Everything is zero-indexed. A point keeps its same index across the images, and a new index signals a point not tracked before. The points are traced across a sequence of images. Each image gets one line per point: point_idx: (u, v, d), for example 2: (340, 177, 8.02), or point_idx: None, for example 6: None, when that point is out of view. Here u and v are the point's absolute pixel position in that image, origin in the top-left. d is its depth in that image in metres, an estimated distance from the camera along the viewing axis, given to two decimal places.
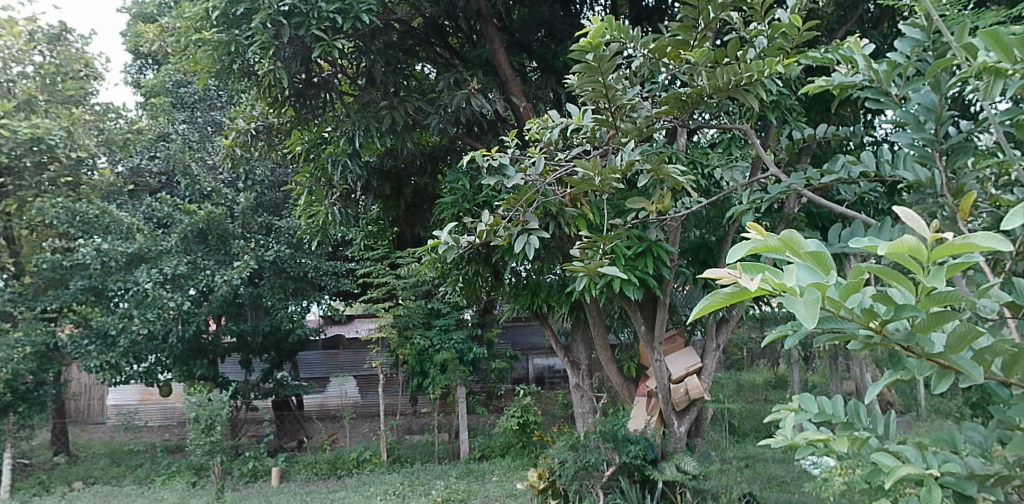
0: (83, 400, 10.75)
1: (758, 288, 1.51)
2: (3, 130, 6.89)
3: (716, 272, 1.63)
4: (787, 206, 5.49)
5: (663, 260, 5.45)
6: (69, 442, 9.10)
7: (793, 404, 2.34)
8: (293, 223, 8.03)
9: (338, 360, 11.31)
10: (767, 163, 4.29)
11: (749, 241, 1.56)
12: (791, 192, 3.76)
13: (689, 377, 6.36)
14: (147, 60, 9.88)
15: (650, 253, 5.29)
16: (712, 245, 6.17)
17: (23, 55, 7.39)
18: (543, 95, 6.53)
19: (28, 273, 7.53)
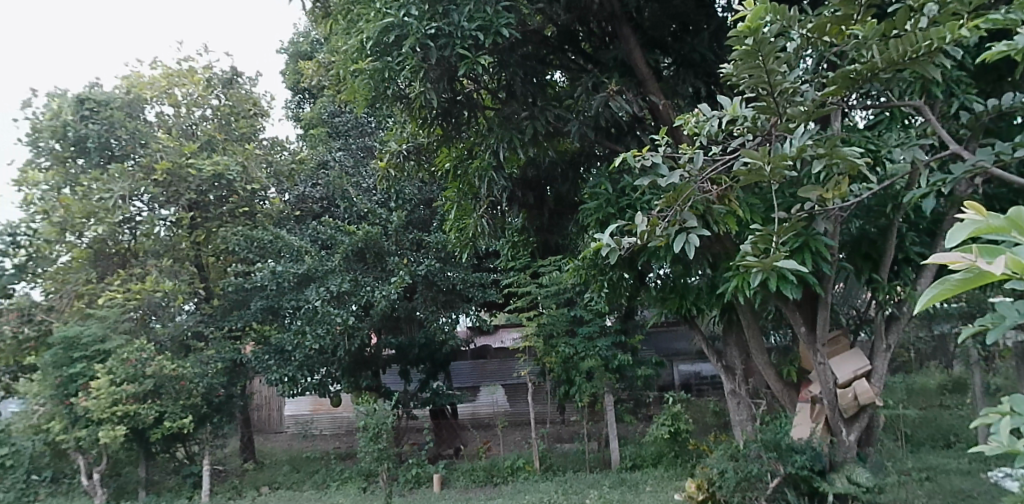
0: (264, 411, 11.76)
1: (1003, 272, 1.20)
2: (192, 170, 7.72)
3: (938, 258, 1.33)
4: (956, 188, 4.82)
5: (823, 255, 4.70)
6: (256, 449, 9.96)
7: (1002, 407, 1.91)
8: (442, 238, 8.25)
9: (488, 368, 11.55)
10: (944, 136, 3.87)
11: (970, 221, 1.29)
12: (977, 170, 3.27)
13: (859, 380, 5.69)
14: (305, 95, 10.63)
15: (807, 246, 4.60)
16: (875, 236, 5.39)
17: (202, 100, 8.28)
18: (681, 90, 6.35)
19: (218, 295, 8.38)
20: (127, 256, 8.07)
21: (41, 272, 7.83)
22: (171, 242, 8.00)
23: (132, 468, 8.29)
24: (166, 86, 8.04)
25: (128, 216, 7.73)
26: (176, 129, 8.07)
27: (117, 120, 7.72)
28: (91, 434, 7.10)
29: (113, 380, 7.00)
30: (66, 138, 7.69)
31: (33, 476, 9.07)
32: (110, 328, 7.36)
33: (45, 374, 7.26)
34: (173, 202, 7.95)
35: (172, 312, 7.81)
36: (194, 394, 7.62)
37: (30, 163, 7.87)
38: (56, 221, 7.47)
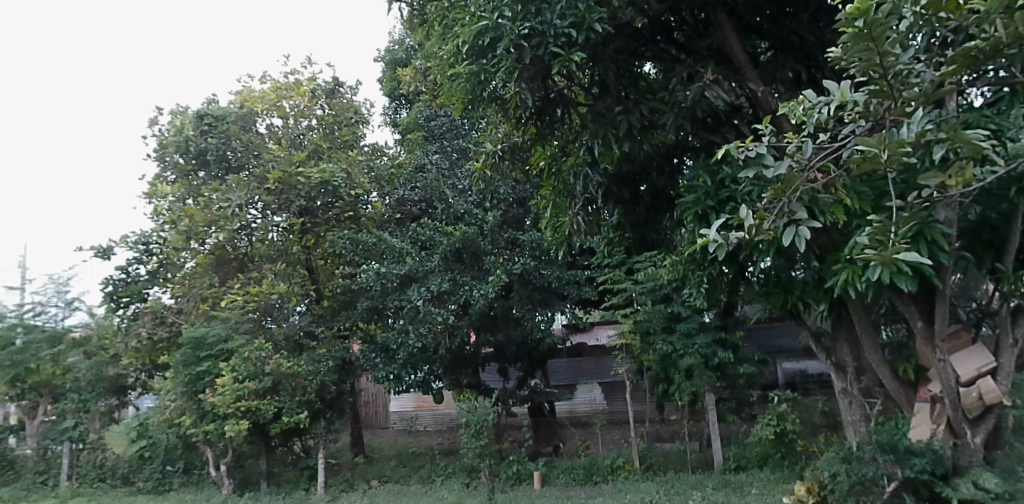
0: (372, 407, 12.24)
1: None
2: (301, 178, 8.12)
3: None
4: None
5: (940, 244, 4.21)
6: (365, 444, 10.38)
7: None
8: (537, 237, 8.38)
9: (583, 367, 11.64)
10: None
11: None
12: None
13: (983, 380, 5.10)
14: (402, 101, 10.94)
15: (921, 235, 4.14)
16: (998, 222, 4.92)
17: (309, 110, 8.69)
18: (780, 76, 6.07)
19: (328, 296, 8.72)
20: (244, 260, 8.52)
21: (172, 277, 8.61)
22: (284, 246, 8.42)
23: (254, 460, 8.82)
24: (274, 99, 8.53)
25: (245, 223, 8.16)
26: (285, 140, 8.52)
27: (233, 133, 8.26)
28: (220, 428, 7.68)
29: (237, 378, 7.53)
30: (188, 151, 8.31)
31: (169, 466, 9.91)
32: (233, 329, 7.95)
33: (177, 373, 7.91)
34: (285, 209, 8.32)
35: (287, 313, 8.20)
36: (309, 390, 7.96)
37: (160, 178, 8.57)
38: (183, 229, 8.02)
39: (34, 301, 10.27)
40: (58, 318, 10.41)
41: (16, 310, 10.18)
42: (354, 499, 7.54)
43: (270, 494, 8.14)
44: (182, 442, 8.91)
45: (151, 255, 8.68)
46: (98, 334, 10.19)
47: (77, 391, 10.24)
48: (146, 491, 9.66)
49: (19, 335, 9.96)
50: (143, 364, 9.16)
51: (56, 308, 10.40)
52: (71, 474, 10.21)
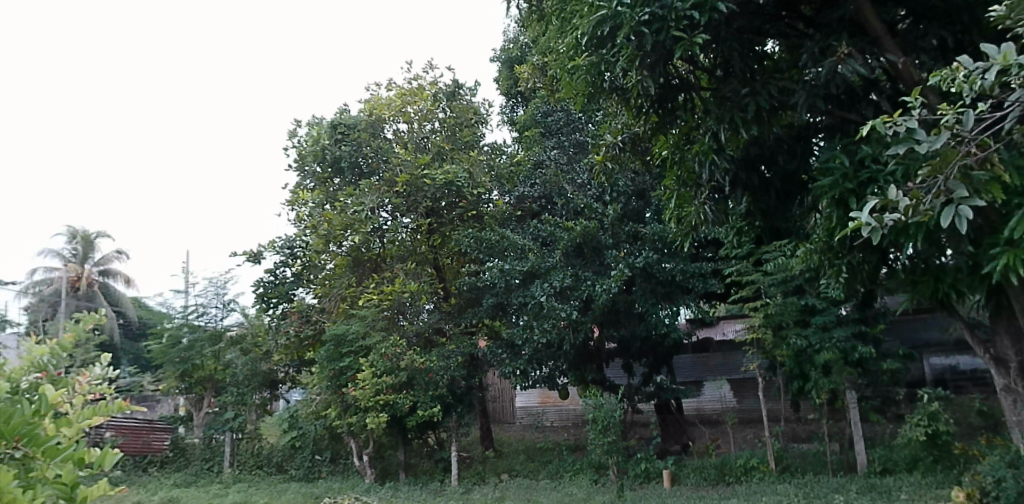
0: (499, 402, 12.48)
1: None
2: (427, 180, 8.37)
3: None
4: None
5: None
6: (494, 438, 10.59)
7: None
8: (659, 229, 8.20)
9: (711, 363, 11.00)
10: None
11: None
12: None
13: None
14: (518, 99, 11.02)
15: None
16: None
17: (431, 114, 8.97)
18: (922, 45, 5.53)
19: (455, 293, 9.01)
20: (377, 261, 8.90)
21: (314, 278, 9.23)
22: (413, 246, 8.72)
23: (392, 450, 9.36)
24: (400, 105, 8.83)
25: (377, 225, 8.52)
26: (411, 144, 8.84)
27: (364, 140, 8.76)
28: (363, 419, 8.23)
29: (375, 372, 7.94)
30: (324, 160, 8.84)
31: (317, 456, 10.57)
32: (370, 326, 8.25)
33: (322, 367, 8.44)
34: (412, 211, 8.65)
35: (418, 310, 8.50)
36: (441, 385, 8.28)
37: (300, 186, 9.22)
38: (323, 233, 8.52)
39: (197, 303, 11.51)
40: (218, 319, 11.55)
41: (182, 312, 11.51)
42: (486, 491, 7.69)
43: (408, 484, 8.53)
44: (328, 433, 9.51)
45: (296, 258, 9.36)
46: (252, 332, 11.06)
47: (235, 384, 11.04)
48: (298, 478, 10.37)
49: (186, 334, 11.28)
50: (290, 359, 9.85)
51: (216, 309, 11.53)
52: (233, 461, 11.16)
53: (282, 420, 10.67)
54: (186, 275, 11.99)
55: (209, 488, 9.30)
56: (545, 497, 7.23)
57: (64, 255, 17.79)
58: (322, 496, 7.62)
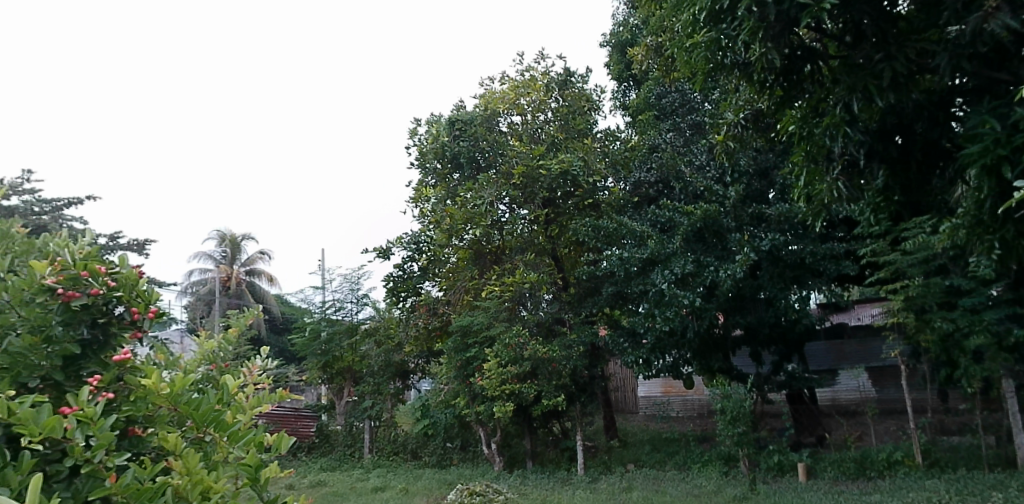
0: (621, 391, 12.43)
1: None
2: (543, 170, 8.37)
3: None
4: None
5: None
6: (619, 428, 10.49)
7: None
8: (785, 209, 7.79)
9: (845, 350, 10.48)
10: None
11: None
12: None
13: None
14: (628, 83, 10.81)
15: None
16: None
17: (544, 105, 9.01)
18: None
19: (574, 283, 9.04)
20: (498, 253, 9.08)
21: (439, 272, 9.43)
22: (531, 237, 8.77)
23: (519, 439, 9.63)
24: (514, 98, 8.95)
25: (497, 218, 8.61)
26: (526, 136, 8.89)
27: (480, 135, 8.84)
28: (493, 406, 8.52)
29: (501, 362, 8.20)
30: (444, 156, 9.06)
31: (448, 443, 10.92)
32: (493, 317, 8.56)
33: (450, 357, 8.96)
34: (530, 202, 8.66)
35: (538, 300, 8.67)
36: (563, 375, 8.35)
37: (422, 183, 9.44)
38: (446, 228, 8.73)
39: (333, 298, 12.07)
40: (353, 313, 12.03)
41: (321, 307, 12.15)
42: (613, 481, 7.63)
43: (536, 472, 8.65)
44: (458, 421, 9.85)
45: (422, 252, 9.27)
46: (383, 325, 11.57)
47: (371, 374, 11.69)
48: (432, 465, 10.79)
49: (325, 327, 12.03)
50: (420, 350, 10.26)
51: (350, 303, 12.03)
52: (373, 447, 11.80)
53: (414, 409, 11.11)
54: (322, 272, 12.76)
55: (352, 473, 9.89)
56: (673, 489, 7.06)
57: (215, 258, 19.50)
58: (455, 482, 7.89)
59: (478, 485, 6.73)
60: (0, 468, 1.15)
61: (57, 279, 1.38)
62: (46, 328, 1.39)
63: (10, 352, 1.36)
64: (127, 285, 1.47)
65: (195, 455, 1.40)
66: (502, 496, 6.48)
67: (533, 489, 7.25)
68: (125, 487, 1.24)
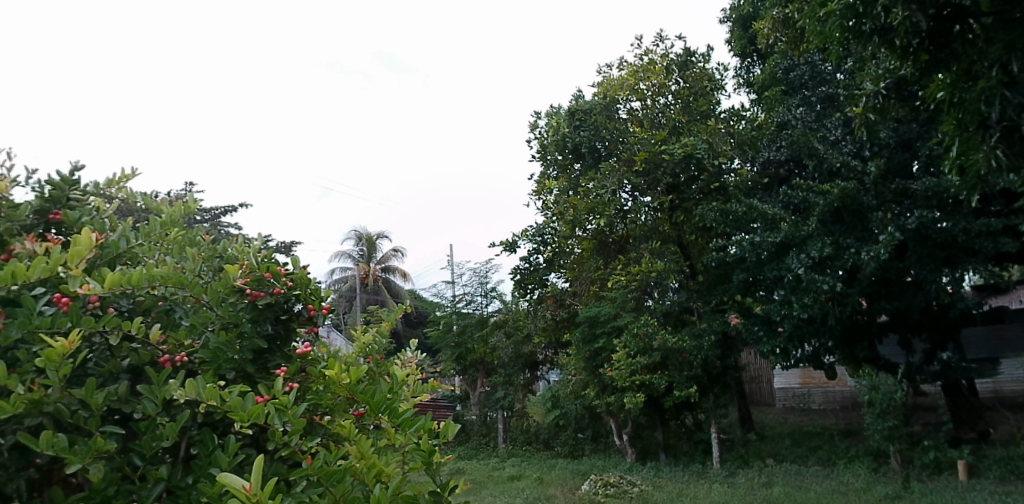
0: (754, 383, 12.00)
1: None
2: (665, 155, 8.10)
3: None
4: None
5: None
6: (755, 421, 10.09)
7: None
8: (933, 183, 7.14)
9: (1007, 337, 9.40)
10: None
11: None
12: None
13: None
14: (753, 58, 10.31)
15: None
16: None
17: (664, 88, 8.76)
18: None
19: (702, 271, 8.77)
20: (623, 242, 8.91)
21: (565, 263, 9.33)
22: (655, 225, 8.57)
23: (651, 431, 9.59)
24: (633, 83, 8.75)
25: (620, 207, 8.40)
26: (647, 121, 8.67)
27: (601, 123, 8.66)
28: (624, 397, 8.49)
29: (631, 352, 8.16)
30: (566, 148, 8.89)
31: (579, 434, 10.98)
32: (621, 307, 8.64)
33: (580, 348, 9.13)
34: (653, 189, 8.47)
35: (664, 289, 8.47)
36: (695, 365, 8.18)
37: (544, 176, 9.36)
38: (569, 220, 8.62)
39: (464, 292, 12.45)
40: (482, 306, 12.38)
41: (451, 301, 12.53)
42: (752, 476, 7.33)
43: (670, 465, 8.51)
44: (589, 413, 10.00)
45: (546, 244, 9.09)
46: (512, 317, 11.76)
47: (502, 366, 11.99)
48: (565, 455, 10.89)
49: (456, 321, 12.43)
50: (549, 341, 10.35)
51: (480, 297, 12.36)
52: (507, 437, 12.06)
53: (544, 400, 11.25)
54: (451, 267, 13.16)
55: (488, 462, 10.18)
56: (817, 485, 6.69)
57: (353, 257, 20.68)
58: (588, 473, 7.89)
59: (611, 476, 6.79)
60: (209, 452, 1.24)
61: (244, 281, 1.50)
62: (238, 325, 1.49)
63: (210, 347, 1.43)
64: (304, 285, 1.57)
65: (367, 440, 1.47)
66: (636, 489, 6.49)
67: (668, 481, 7.12)
68: (318, 468, 1.31)
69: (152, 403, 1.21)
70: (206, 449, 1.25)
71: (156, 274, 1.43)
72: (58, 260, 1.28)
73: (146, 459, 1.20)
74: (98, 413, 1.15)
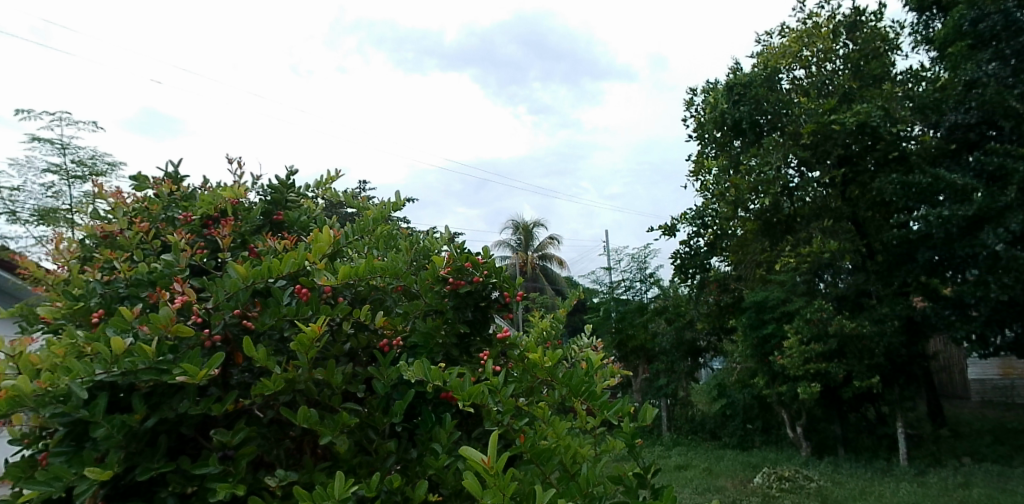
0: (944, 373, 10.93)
1: None
2: (835, 125, 7.50)
3: None
4: None
5: None
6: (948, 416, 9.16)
7: None
8: None
9: None
10: None
11: None
12: None
13: None
14: (932, 11, 9.22)
15: None
16: None
17: (830, 53, 8.12)
18: None
19: (882, 250, 7.99)
20: (790, 221, 8.33)
21: (727, 246, 8.97)
22: (826, 200, 8.10)
23: (827, 424, 9.11)
24: (797, 50, 8.20)
25: (787, 183, 8.01)
26: (813, 91, 8.11)
27: (761, 96, 8.11)
28: (797, 387, 8.03)
29: (803, 339, 7.69)
30: (724, 124, 8.52)
31: (748, 424, 10.62)
32: (790, 292, 8.21)
33: (746, 335, 8.81)
34: (823, 162, 7.96)
35: (838, 271, 7.76)
36: (876, 354, 7.58)
37: (701, 155, 9.07)
38: (730, 200, 8.18)
39: (623, 278, 12.42)
40: (642, 292, 12.35)
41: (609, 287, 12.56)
42: (946, 475, 6.62)
43: (850, 460, 7.94)
44: (758, 401, 9.78)
45: (708, 227, 8.95)
46: (672, 303, 11.51)
47: (663, 353, 11.81)
48: (733, 446, 10.56)
49: (615, 307, 12.43)
50: (712, 328, 10.01)
51: (639, 282, 12.27)
52: (671, 425, 11.87)
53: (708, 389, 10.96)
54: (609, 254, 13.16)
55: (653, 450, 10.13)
56: None
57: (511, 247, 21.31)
58: (760, 465, 7.57)
59: (785, 470, 6.49)
60: (429, 428, 1.34)
61: (447, 271, 1.58)
62: (443, 312, 1.58)
63: (420, 332, 1.53)
64: (497, 273, 1.60)
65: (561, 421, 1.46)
66: (814, 484, 6.15)
67: (849, 478, 6.63)
68: (531, 446, 1.35)
69: (381, 382, 1.32)
70: (426, 425, 1.36)
71: (376, 267, 1.54)
72: (303, 255, 1.40)
73: (377, 435, 1.31)
74: (338, 391, 1.26)
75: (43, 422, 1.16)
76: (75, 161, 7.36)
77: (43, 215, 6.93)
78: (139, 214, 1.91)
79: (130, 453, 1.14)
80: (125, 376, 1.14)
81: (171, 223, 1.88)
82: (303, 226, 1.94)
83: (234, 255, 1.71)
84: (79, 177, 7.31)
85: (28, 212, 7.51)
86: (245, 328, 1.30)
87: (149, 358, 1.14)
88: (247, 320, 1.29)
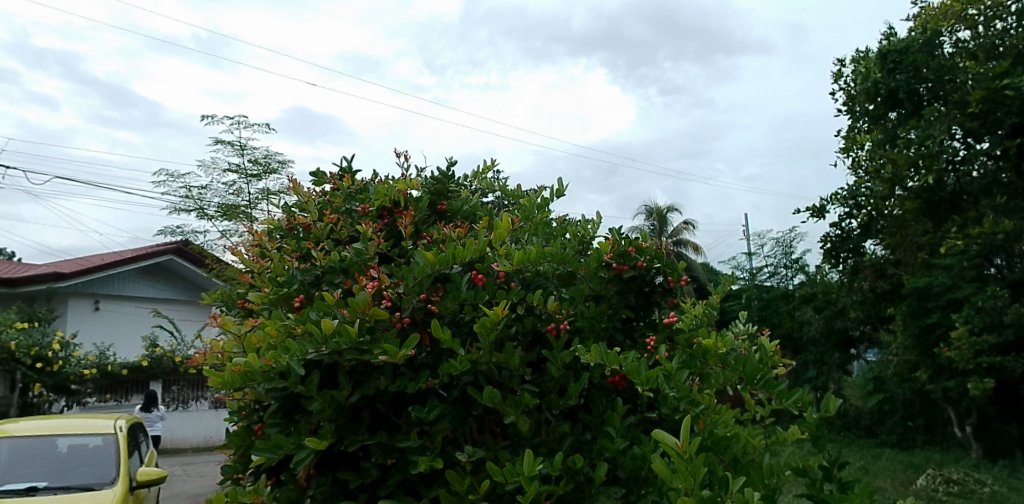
0: None
1: None
2: (1010, 91, 6.66)
3: None
4: None
5: None
6: None
7: None
8: None
9: None
10: None
11: None
12: None
13: None
14: None
15: None
16: None
17: (1002, 10, 7.22)
18: None
19: None
20: (955, 199, 7.63)
21: (884, 228, 8.16)
22: (995, 174, 7.32)
23: (1003, 424, 8.38)
24: (961, 9, 7.34)
25: (952, 155, 7.33)
26: (981, 53, 7.28)
27: (921, 62, 7.49)
28: (966, 383, 7.34)
29: (973, 329, 6.97)
30: (878, 95, 7.94)
31: (910, 422, 10.14)
32: (958, 277, 7.50)
33: (906, 325, 8.15)
34: (994, 131, 7.15)
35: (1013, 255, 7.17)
36: None
37: (853, 130, 8.48)
38: (887, 177, 7.54)
39: (767, 263, 12.16)
40: (787, 278, 11.96)
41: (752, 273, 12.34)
42: None
43: None
44: (921, 396, 9.40)
45: (860, 209, 8.25)
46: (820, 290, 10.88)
47: (813, 343, 11.22)
48: (892, 444, 9.99)
49: (758, 295, 12.00)
50: (866, 317, 9.33)
51: (785, 268, 11.97)
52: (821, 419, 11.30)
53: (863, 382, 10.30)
54: (755, 238, 12.84)
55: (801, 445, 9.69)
56: None
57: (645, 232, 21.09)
58: (924, 465, 7.00)
59: (954, 473, 5.98)
60: (602, 414, 1.37)
61: (611, 256, 1.57)
62: (606, 295, 1.58)
63: (586, 316, 1.52)
64: (660, 258, 1.58)
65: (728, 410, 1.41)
66: (988, 489, 5.60)
67: None
68: (709, 433, 1.31)
69: (555, 367, 1.37)
70: (597, 409, 1.38)
71: (545, 253, 1.56)
72: (483, 242, 1.46)
73: (554, 417, 1.35)
74: (519, 373, 1.32)
75: (260, 395, 1.32)
76: (252, 160, 8.01)
77: (228, 211, 7.68)
78: (325, 207, 2.09)
79: (338, 426, 1.27)
80: (331, 354, 1.26)
81: (352, 214, 2.05)
82: (465, 215, 2.06)
83: (413, 243, 1.84)
84: (255, 175, 7.97)
85: (214, 208, 8.31)
86: (431, 312, 1.40)
87: (351, 339, 1.24)
88: (431, 304, 1.38)
